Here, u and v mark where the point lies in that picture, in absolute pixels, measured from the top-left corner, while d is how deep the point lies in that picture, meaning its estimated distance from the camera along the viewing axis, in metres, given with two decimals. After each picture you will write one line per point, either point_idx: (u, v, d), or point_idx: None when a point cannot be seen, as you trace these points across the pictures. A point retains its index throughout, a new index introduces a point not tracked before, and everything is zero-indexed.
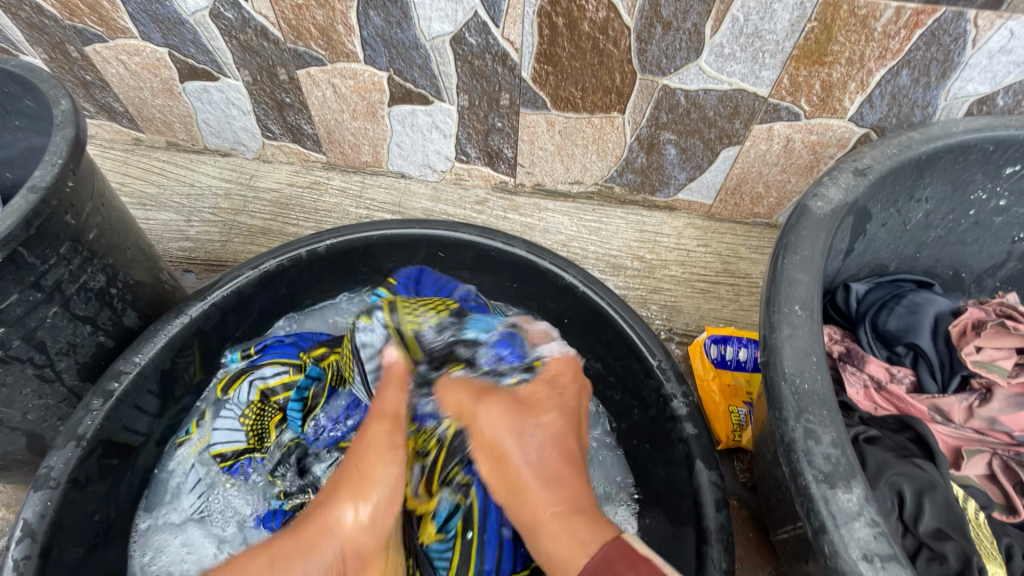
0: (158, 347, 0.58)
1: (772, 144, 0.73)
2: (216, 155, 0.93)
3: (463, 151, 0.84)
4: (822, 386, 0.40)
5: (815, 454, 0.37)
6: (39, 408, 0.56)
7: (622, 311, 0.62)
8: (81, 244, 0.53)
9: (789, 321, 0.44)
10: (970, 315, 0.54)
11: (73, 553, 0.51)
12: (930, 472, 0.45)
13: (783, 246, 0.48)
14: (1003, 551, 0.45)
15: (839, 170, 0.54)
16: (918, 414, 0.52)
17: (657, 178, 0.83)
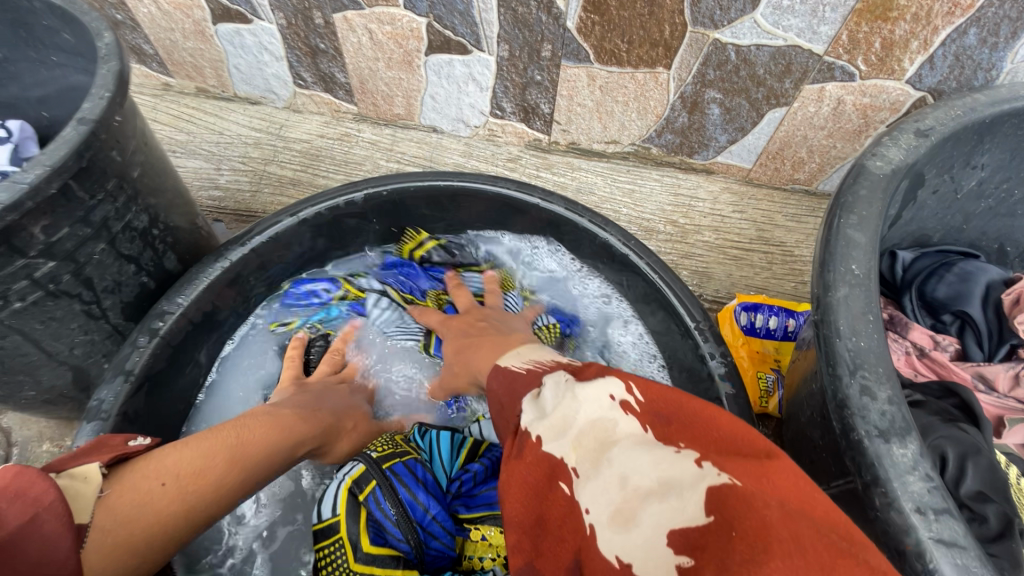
0: (199, 289, 0.58)
1: (822, 106, 0.71)
2: (246, 104, 0.92)
3: (499, 105, 0.82)
4: (878, 344, 0.40)
5: (870, 411, 0.37)
6: (85, 343, 0.57)
7: (661, 271, 0.61)
8: (126, 182, 0.53)
9: (845, 281, 0.43)
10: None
11: None
12: (975, 436, 0.45)
13: (840, 205, 0.47)
14: None
15: (901, 130, 0.52)
16: (960, 381, 0.52)
17: (697, 140, 0.80)
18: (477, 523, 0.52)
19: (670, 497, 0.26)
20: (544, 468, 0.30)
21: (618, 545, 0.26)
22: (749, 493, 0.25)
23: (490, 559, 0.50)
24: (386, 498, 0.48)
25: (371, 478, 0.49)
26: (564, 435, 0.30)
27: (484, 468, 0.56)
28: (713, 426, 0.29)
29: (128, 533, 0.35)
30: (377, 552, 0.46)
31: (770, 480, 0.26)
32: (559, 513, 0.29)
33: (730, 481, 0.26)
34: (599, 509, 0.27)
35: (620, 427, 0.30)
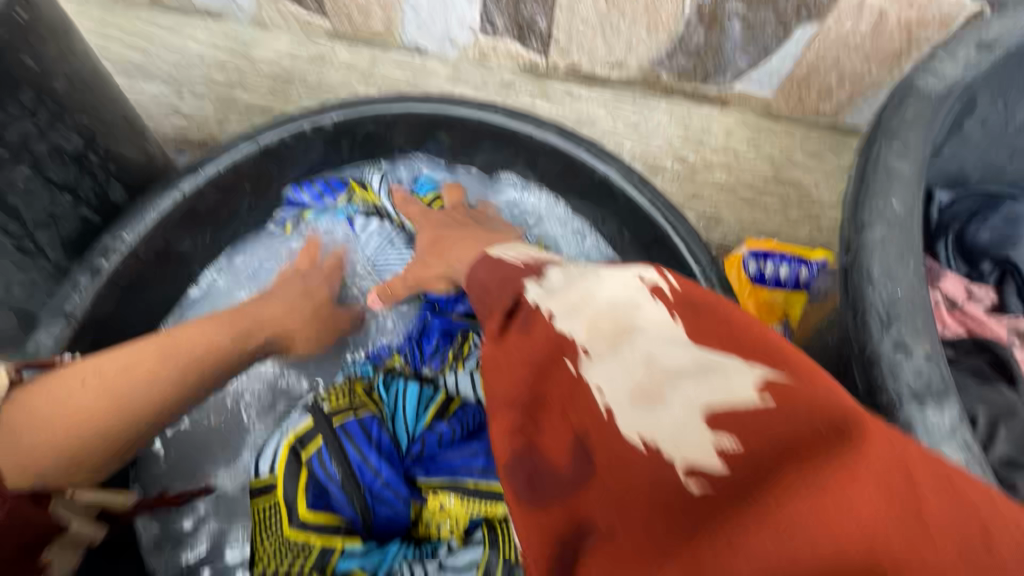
0: (148, 224, 0.52)
1: (860, 21, 0.61)
2: (205, 16, 0.79)
3: (490, 21, 0.71)
4: (918, 293, 0.34)
5: (903, 369, 0.32)
6: (25, 284, 0.50)
7: (664, 210, 0.55)
8: (47, 95, 0.45)
9: (883, 219, 0.36)
10: None
11: None
12: (1009, 397, 0.40)
13: (882, 129, 0.40)
14: None
15: (959, 42, 0.44)
16: (994, 335, 0.46)
17: (713, 63, 0.70)
18: (436, 490, 0.48)
19: (710, 377, 0.23)
20: (546, 345, 0.29)
21: (640, 424, 0.23)
22: (818, 401, 0.21)
23: (447, 529, 0.47)
24: (331, 458, 0.46)
25: (318, 433, 0.47)
26: (578, 314, 0.29)
27: (452, 429, 0.51)
28: (749, 327, 0.27)
29: (8, 470, 0.36)
30: (316, 518, 0.45)
31: (877, 425, 0.20)
32: (562, 396, 0.27)
33: (775, 376, 0.23)
34: (617, 389, 0.25)
35: (644, 313, 0.28)
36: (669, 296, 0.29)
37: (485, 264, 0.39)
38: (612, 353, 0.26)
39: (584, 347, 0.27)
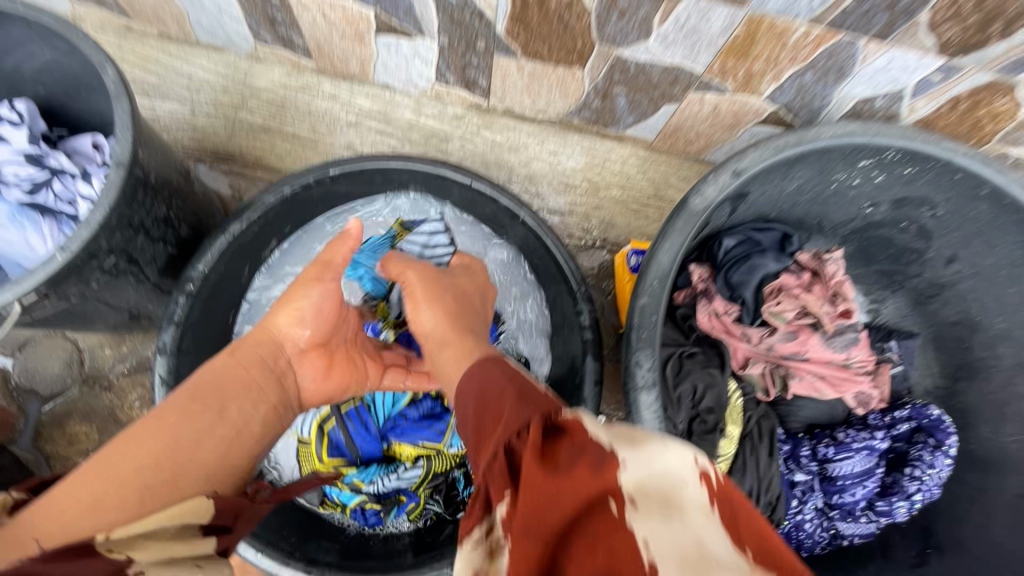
0: (213, 256, 0.79)
1: (703, 107, 0.88)
2: (209, 51, 0.99)
3: (444, 76, 0.94)
4: (654, 334, 0.67)
5: (637, 373, 0.66)
6: (136, 296, 0.79)
7: (557, 245, 0.84)
8: (148, 187, 0.70)
9: (647, 291, 0.68)
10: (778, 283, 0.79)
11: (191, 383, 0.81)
12: (716, 376, 0.76)
13: (660, 234, 0.70)
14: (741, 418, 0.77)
15: (722, 170, 0.73)
16: (731, 336, 0.80)
17: (609, 118, 0.96)
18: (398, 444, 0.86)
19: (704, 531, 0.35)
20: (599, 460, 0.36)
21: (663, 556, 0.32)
22: None
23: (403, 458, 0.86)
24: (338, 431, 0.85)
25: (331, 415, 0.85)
26: (638, 471, 0.36)
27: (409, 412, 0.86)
28: (760, 535, 0.36)
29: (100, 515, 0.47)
30: (333, 458, 0.85)
31: None
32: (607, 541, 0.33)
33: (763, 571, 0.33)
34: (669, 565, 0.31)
35: (690, 492, 0.37)
36: (713, 486, 0.38)
37: (500, 372, 0.49)
38: (659, 521, 0.34)
39: (631, 499, 0.35)
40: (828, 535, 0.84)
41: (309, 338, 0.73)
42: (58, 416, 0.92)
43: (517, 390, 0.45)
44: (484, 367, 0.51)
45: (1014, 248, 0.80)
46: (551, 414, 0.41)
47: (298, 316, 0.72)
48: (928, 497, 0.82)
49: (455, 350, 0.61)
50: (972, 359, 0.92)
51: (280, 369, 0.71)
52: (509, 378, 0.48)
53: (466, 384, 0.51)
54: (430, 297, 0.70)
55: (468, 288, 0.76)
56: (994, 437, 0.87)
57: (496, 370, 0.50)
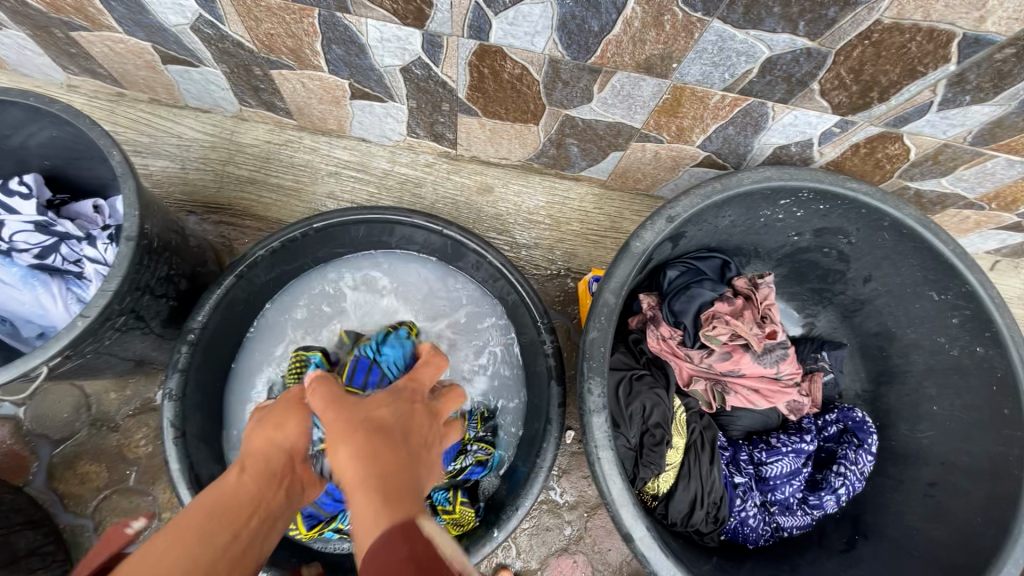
0: (210, 307, 0.88)
1: (645, 154, 0.99)
2: (198, 112, 1.09)
3: (414, 131, 1.04)
4: (603, 364, 0.78)
5: (590, 399, 0.77)
6: (142, 346, 0.88)
7: (520, 282, 0.94)
8: (153, 252, 0.80)
9: (595, 327, 0.79)
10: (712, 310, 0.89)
11: (196, 422, 0.89)
12: (662, 396, 0.88)
13: (606, 275, 0.82)
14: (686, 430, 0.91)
15: (657, 217, 0.84)
16: (676, 356, 0.92)
17: (565, 162, 1.07)
18: None
19: None
20: None
21: None
22: None
23: None
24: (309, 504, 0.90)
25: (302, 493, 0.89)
26: None
27: None
28: None
29: None
30: (312, 527, 0.91)
31: None
32: None
33: None
34: None
35: None
36: None
37: (419, 541, 0.40)
38: None
39: None
40: (770, 528, 0.95)
41: (305, 443, 0.57)
42: (68, 457, 0.99)
43: (418, 566, 0.38)
44: (401, 532, 0.41)
45: (915, 270, 0.92)
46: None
47: (279, 424, 0.57)
48: (852, 490, 0.96)
49: (387, 493, 0.44)
50: (891, 365, 1.04)
51: (291, 479, 0.54)
52: (414, 564, 0.39)
53: (368, 562, 0.40)
54: (345, 410, 0.55)
55: (389, 420, 0.53)
56: (911, 434, 1.00)
57: (402, 550, 0.39)
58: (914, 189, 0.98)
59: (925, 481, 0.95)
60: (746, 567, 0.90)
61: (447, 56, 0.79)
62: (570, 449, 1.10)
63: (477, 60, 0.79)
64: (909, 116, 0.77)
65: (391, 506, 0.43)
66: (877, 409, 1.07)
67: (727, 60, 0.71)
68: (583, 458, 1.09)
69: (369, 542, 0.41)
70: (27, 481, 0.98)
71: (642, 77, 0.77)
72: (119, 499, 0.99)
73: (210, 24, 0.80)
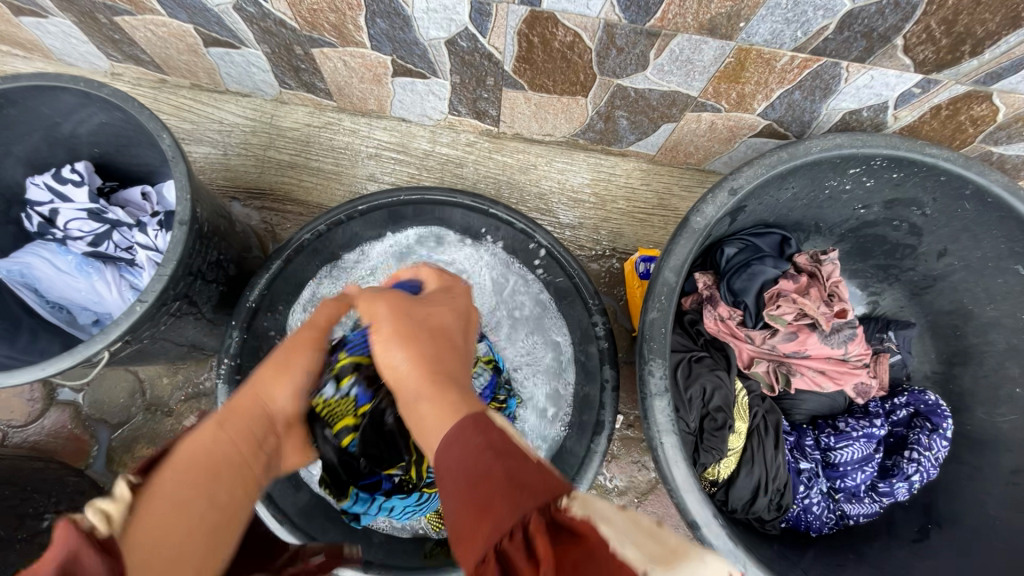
0: (258, 290, 0.89)
1: (699, 125, 0.94)
2: (238, 96, 1.08)
3: (456, 109, 1.01)
4: (664, 345, 0.75)
5: (651, 382, 0.74)
6: (193, 332, 0.88)
7: (567, 260, 0.92)
8: (205, 237, 0.80)
9: (656, 307, 0.76)
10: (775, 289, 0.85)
11: None
12: (724, 379, 0.85)
13: (666, 252, 0.78)
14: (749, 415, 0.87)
15: (718, 191, 0.79)
16: (736, 338, 0.88)
17: (612, 137, 1.03)
18: None
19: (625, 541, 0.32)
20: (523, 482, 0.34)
21: (594, 512, 0.33)
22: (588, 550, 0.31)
23: None
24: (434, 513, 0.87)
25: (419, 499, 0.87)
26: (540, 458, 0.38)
27: None
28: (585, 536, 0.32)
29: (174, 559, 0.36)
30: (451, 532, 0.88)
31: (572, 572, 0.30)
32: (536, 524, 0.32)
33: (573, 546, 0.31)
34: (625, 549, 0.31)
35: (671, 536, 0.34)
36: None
37: (496, 431, 0.38)
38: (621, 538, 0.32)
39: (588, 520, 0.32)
40: (835, 515, 0.91)
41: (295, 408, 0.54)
42: (126, 441, 1.01)
43: (495, 449, 0.36)
44: (462, 429, 0.39)
45: (1000, 241, 0.85)
46: (548, 505, 0.33)
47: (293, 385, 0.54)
48: (925, 477, 0.91)
49: (434, 396, 0.44)
50: (966, 345, 0.97)
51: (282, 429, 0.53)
52: (490, 444, 0.37)
53: (443, 454, 0.39)
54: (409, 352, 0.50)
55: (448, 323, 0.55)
56: (988, 418, 0.94)
57: (477, 439, 0.38)
58: (997, 154, 0.90)
59: (1006, 469, 0.89)
60: (810, 555, 0.87)
61: (496, 24, 0.76)
62: (619, 434, 1.07)
63: (527, 28, 0.75)
64: (1003, 71, 0.71)
65: (495, 437, 0.38)
66: (949, 392, 1.01)
67: (802, 16, 0.66)
68: (632, 443, 1.07)
69: (442, 437, 0.40)
70: (88, 464, 1.00)
71: (704, 40, 0.72)
72: None
73: (252, 1, 0.78)
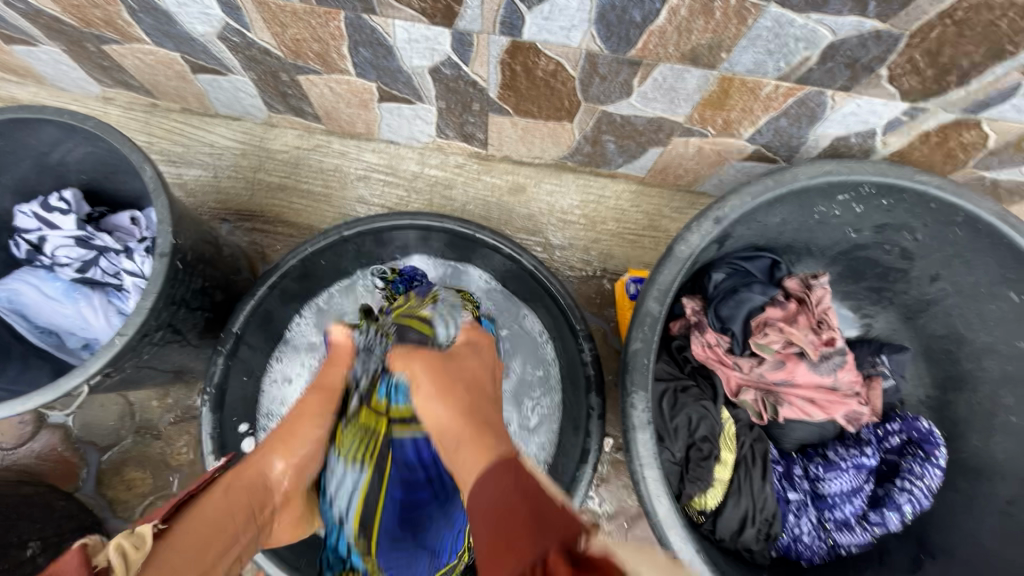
0: (244, 316, 0.89)
1: (687, 149, 0.93)
2: (228, 119, 1.08)
3: (444, 132, 1.01)
4: (646, 377, 0.74)
5: (634, 415, 0.73)
6: (178, 358, 0.88)
7: (555, 286, 0.91)
8: (188, 265, 0.80)
9: (640, 337, 0.75)
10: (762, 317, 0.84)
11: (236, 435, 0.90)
12: (709, 408, 0.84)
13: (651, 280, 0.77)
14: (735, 443, 0.86)
15: (703, 219, 0.78)
16: (722, 365, 0.87)
17: (601, 159, 1.02)
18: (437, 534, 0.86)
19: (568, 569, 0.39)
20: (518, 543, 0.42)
21: None
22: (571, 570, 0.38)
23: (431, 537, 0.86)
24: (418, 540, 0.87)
25: None
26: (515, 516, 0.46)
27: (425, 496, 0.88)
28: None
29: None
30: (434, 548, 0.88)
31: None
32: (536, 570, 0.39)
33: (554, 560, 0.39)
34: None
35: None
36: None
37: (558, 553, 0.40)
38: None
39: None
40: (826, 545, 0.89)
41: (293, 484, 0.67)
42: (115, 464, 1.02)
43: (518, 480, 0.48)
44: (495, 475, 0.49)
45: (993, 268, 0.84)
46: (570, 541, 0.41)
47: (294, 463, 0.67)
48: (918, 507, 0.90)
49: (472, 443, 0.55)
50: (961, 370, 0.96)
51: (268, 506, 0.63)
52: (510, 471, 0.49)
53: (476, 497, 0.49)
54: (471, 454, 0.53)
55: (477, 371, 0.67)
56: (983, 446, 0.92)
57: (507, 475, 0.49)
58: (990, 179, 0.89)
59: (1001, 499, 0.87)
60: None
61: (478, 54, 0.75)
62: (609, 457, 1.06)
63: (509, 57, 0.75)
64: (991, 100, 0.69)
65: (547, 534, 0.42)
66: (944, 418, 0.99)
67: (783, 47, 0.65)
68: (622, 467, 1.06)
69: (478, 475, 0.51)
70: (77, 487, 1.01)
71: (687, 69, 0.72)
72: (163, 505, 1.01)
73: (237, 32, 0.79)
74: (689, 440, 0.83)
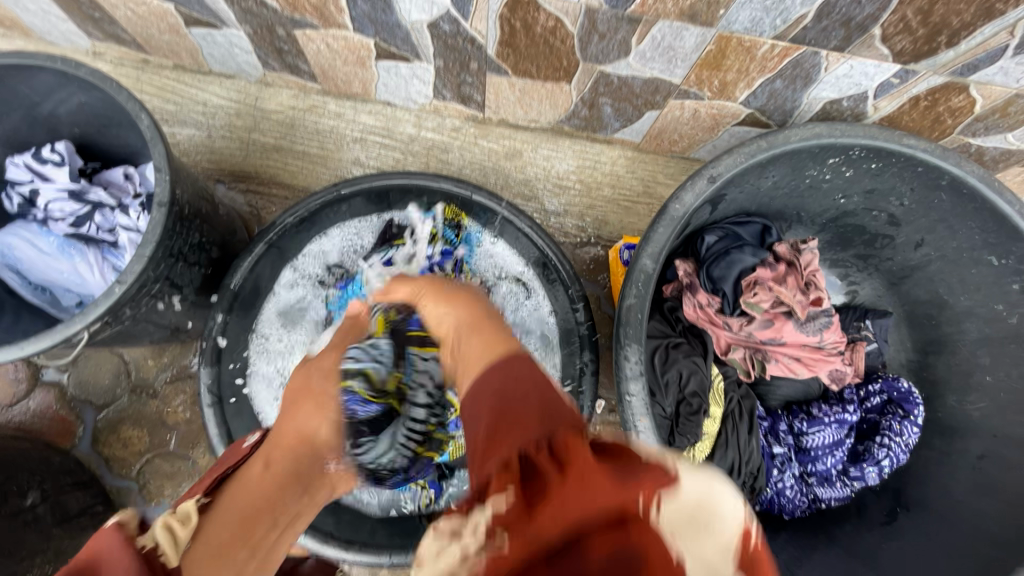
0: (244, 272, 0.90)
1: (683, 112, 0.94)
2: (222, 78, 1.07)
3: (441, 93, 1.01)
4: (639, 331, 0.76)
5: (627, 367, 0.76)
6: (176, 315, 0.89)
7: (550, 247, 0.92)
8: (185, 218, 0.80)
9: (634, 291, 0.77)
10: (751, 277, 0.87)
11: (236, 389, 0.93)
12: (700, 364, 0.87)
13: (646, 237, 0.78)
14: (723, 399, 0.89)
15: (697, 178, 0.79)
16: (713, 324, 0.90)
17: (597, 124, 1.03)
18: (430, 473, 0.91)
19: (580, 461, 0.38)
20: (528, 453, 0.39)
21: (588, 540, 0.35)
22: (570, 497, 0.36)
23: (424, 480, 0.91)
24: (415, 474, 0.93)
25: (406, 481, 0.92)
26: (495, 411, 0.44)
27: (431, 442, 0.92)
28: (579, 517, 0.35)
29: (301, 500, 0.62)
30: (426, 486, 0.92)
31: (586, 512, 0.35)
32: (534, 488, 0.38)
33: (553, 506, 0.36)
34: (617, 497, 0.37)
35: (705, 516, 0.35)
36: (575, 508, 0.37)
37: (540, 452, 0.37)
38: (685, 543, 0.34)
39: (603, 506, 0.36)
40: (808, 499, 0.93)
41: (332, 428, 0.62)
42: (112, 422, 1.02)
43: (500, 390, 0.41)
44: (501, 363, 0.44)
45: (975, 232, 0.86)
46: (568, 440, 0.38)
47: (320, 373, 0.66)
48: (896, 462, 0.94)
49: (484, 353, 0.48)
50: (941, 334, 0.99)
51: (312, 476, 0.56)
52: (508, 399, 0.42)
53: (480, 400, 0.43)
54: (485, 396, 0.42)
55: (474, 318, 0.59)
56: (959, 405, 0.96)
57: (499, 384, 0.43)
58: (975, 146, 0.91)
59: (974, 454, 0.91)
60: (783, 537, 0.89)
61: (477, 8, 0.75)
62: (601, 418, 1.09)
63: (509, 13, 0.75)
64: (980, 62, 0.71)
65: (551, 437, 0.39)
66: (923, 379, 1.03)
67: (780, 4, 0.66)
68: (614, 427, 1.08)
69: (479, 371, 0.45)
70: (73, 445, 1.01)
71: (686, 26, 0.72)
72: (161, 463, 1.02)
73: None
74: (679, 396, 0.86)
